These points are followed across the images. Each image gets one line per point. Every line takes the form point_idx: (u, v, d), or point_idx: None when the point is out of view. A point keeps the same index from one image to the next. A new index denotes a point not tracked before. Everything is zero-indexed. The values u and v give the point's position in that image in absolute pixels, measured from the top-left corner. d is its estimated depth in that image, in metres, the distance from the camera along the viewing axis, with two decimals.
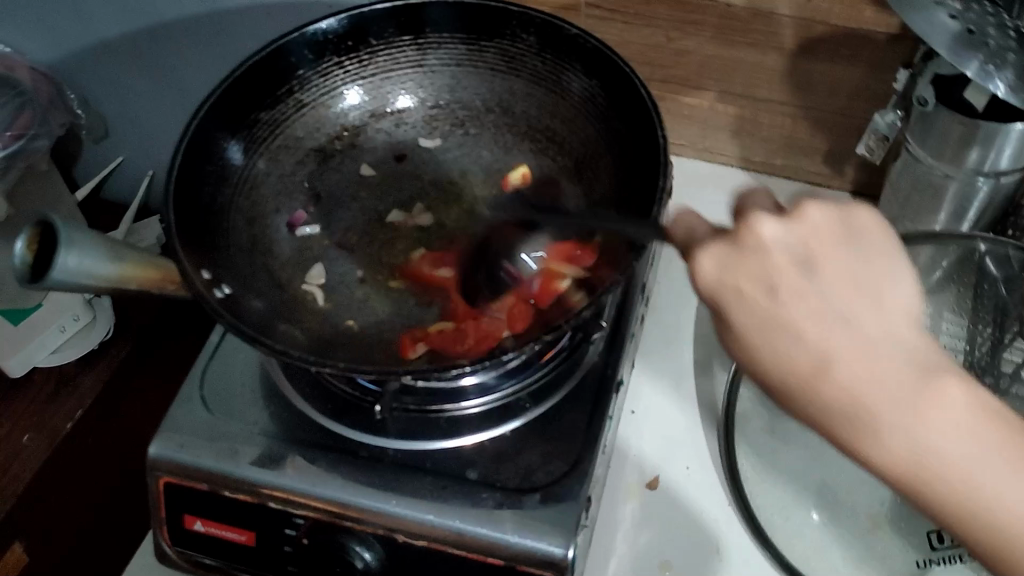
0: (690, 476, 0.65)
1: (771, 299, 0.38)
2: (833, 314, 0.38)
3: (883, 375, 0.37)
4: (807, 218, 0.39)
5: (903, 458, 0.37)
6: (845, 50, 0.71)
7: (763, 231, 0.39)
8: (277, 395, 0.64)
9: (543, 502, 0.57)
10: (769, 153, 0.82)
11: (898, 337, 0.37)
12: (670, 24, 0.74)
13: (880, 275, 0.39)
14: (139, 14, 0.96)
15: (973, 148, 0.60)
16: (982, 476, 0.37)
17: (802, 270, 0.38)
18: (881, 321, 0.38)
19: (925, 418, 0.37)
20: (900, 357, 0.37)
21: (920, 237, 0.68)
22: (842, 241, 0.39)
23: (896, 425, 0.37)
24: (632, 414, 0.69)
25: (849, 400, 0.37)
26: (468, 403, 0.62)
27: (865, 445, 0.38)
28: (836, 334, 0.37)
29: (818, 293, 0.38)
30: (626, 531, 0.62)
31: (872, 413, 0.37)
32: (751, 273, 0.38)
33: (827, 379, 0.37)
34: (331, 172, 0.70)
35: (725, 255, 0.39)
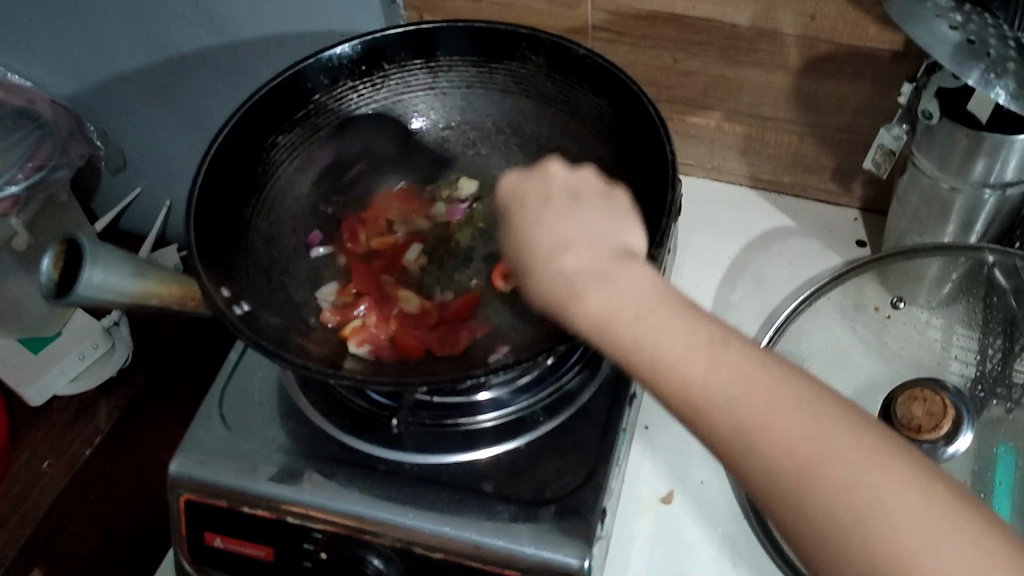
0: (704, 491, 0.65)
1: (540, 203, 0.49)
2: (577, 224, 0.47)
3: (587, 262, 0.45)
4: (586, 173, 0.52)
5: (613, 331, 0.42)
6: (850, 67, 0.72)
7: (551, 169, 0.52)
8: (294, 413, 0.65)
9: (557, 514, 0.57)
10: (777, 171, 0.83)
11: (609, 244, 0.46)
12: (677, 45, 0.76)
13: (626, 210, 0.49)
14: (156, 45, 0.98)
15: (978, 159, 0.61)
16: (729, 391, 0.39)
17: (569, 194, 0.50)
18: (608, 227, 0.47)
19: (694, 352, 0.40)
20: (609, 254, 0.45)
21: (927, 249, 0.69)
22: (606, 196, 0.50)
23: (599, 294, 0.43)
24: (646, 429, 0.70)
25: (571, 278, 0.44)
26: (482, 417, 0.63)
27: (579, 317, 0.44)
28: (567, 227, 0.47)
29: (573, 209, 0.48)
30: (641, 546, 0.63)
31: (584, 288, 0.44)
32: (534, 189, 0.51)
33: (565, 262, 0.45)
34: (347, 193, 0.72)
35: (521, 179, 0.52)
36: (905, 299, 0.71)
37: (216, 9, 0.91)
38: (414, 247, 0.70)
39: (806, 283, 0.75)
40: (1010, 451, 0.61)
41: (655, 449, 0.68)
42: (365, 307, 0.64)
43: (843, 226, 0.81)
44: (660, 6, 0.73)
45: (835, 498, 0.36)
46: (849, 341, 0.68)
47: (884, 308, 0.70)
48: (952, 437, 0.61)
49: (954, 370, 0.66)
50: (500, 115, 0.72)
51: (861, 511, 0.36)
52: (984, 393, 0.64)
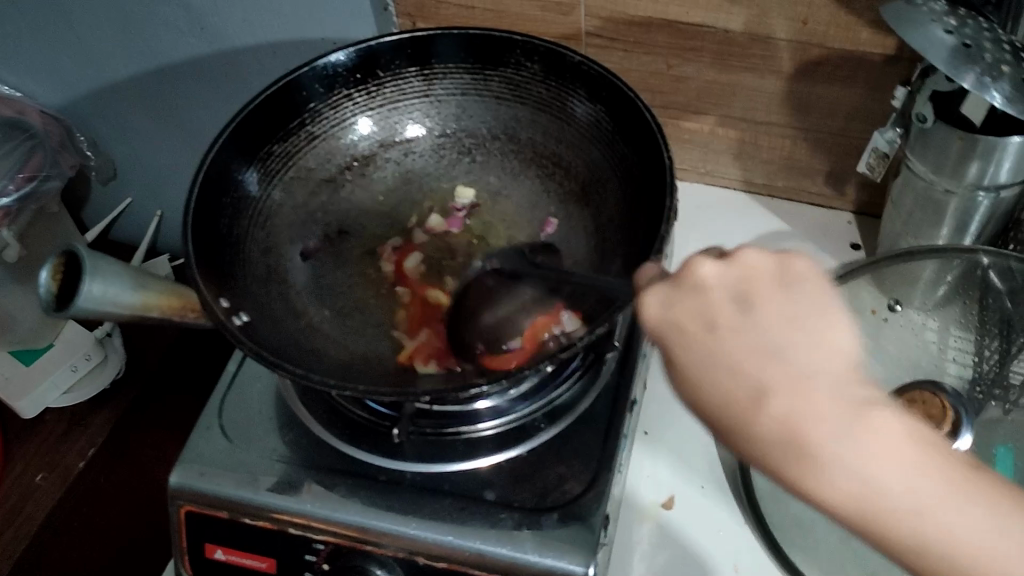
0: (704, 495, 0.66)
1: (705, 328, 0.42)
2: (765, 344, 0.41)
3: (820, 409, 0.38)
4: (742, 261, 0.44)
5: (855, 497, 0.37)
6: (843, 72, 0.72)
7: (700, 272, 0.44)
8: (294, 423, 0.65)
9: (561, 520, 0.57)
10: (771, 175, 0.83)
11: (830, 374, 0.40)
12: (669, 51, 0.76)
13: (815, 302, 0.42)
14: (146, 55, 0.98)
15: (972, 162, 0.61)
16: (966, 527, 0.36)
17: (738, 304, 0.42)
18: (809, 346, 0.40)
19: (917, 495, 0.37)
20: (833, 388, 0.39)
21: (922, 252, 0.70)
22: (780, 286, 0.43)
23: (833, 455, 0.38)
24: (645, 435, 0.70)
25: (791, 441, 0.38)
26: (483, 424, 0.63)
27: (809, 482, 0.39)
28: (756, 362, 0.40)
29: (757, 332, 0.41)
30: (644, 552, 0.63)
31: (820, 452, 0.38)
32: (690, 309, 0.43)
33: (773, 408, 0.39)
34: (343, 202, 0.71)
35: (666, 292, 0.44)
36: (901, 302, 0.71)
37: (207, 18, 0.90)
38: (414, 256, 0.70)
39: None
40: (1008, 452, 0.61)
41: (655, 455, 0.68)
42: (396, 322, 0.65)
43: (837, 230, 0.81)
44: (653, 12, 0.74)
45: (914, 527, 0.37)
46: None
47: (881, 311, 0.71)
48: (954, 436, 0.60)
49: (951, 373, 0.66)
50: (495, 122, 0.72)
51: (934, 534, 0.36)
52: (982, 394, 0.65)
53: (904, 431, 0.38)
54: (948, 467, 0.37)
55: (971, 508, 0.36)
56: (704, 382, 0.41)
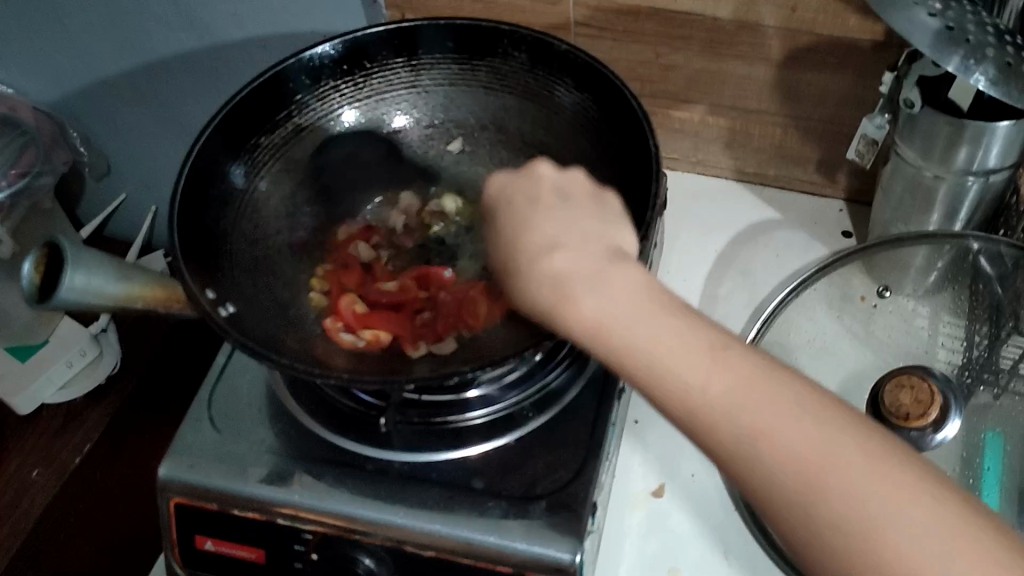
0: (695, 483, 0.65)
1: (528, 202, 0.51)
2: (563, 222, 0.48)
3: (576, 254, 0.46)
4: (573, 173, 0.54)
5: (602, 328, 0.43)
6: (832, 59, 0.72)
7: (541, 170, 0.54)
8: (282, 414, 0.65)
9: (549, 509, 0.57)
10: (762, 164, 0.83)
11: (610, 251, 0.46)
12: (658, 40, 0.76)
13: (615, 212, 0.51)
14: (137, 50, 0.98)
15: (960, 147, 0.61)
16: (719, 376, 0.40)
17: (557, 196, 0.51)
18: (596, 230, 0.48)
19: (681, 349, 0.41)
20: (597, 251, 0.46)
21: (913, 238, 0.69)
22: (591, 197, 0.51)
23: (586, 291, 0.44)
24: (636, 424, 0.69)
25: (553, 278, 0.45)
26: (472, 414, 0.63)
27: (567, 314, 0.44)
28: (552, 227, 0.48)
29: (563, 215, 0.49)
30: (634, 540, 0.63)
31: (575, 287, 0.44)
32: (521, 192, 0.53)
33: (554, 263, 0.46)
34: (331, 194, 0.72)
35: (510, 181, 0.54)
36: (891, 288, 0.71)
37: (197, 12, 0.90)
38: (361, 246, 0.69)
39: (792, 275, 0.76)
40: (997, 438, 0.61)
41: (644, 442, 0.68)
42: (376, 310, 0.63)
43: (829, 217, 0.81)
44: (642, 1, 0.73)
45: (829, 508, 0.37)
46: (837, 332, 0.69)
47: (870, 297, 0.71)
48: (942, 424, 0.61)
49: (942, 358, 0.66)
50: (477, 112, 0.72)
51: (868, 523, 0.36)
52: (972, 379, 0.64)
53: (655, 286, 0.44)
54: (724, 342, 0.41)
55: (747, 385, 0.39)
56: (510, 240, 0.50)
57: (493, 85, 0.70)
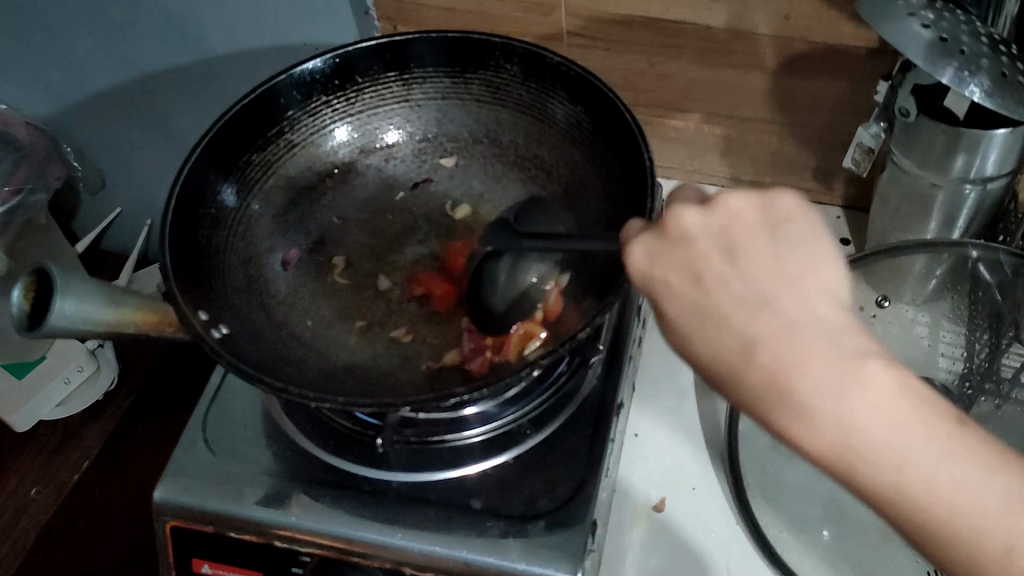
0: (696, 497, 0.65)
1: (694, 280, 0.42)
2: (761, 299, 0.41)
3: (814, 366, 0.38)
4: (726, 206, 0.44)
5: (854, 452, 0.38)
6: (827, 66, 0.71)
7: (685, 223, 0.44)
8: (280, 434, 0.64)
9: (548, 528, 0.56)
10: (759, 172, 0.82)
11: (818, 325, 0.40)
12: (652, 48, 0.75)
13: (801, 246, 0.43)
14: (129, 63, 0.97)
15: (958, 155, 0.60)
16: (1003, 524, 0.36)
17: (724, 254, 0.42)
18: (792, 295, 0.41)
19: (947, 482, 0.37)
20: (817, 336, 0.39)
21: (914, 247, 0.69)
22: (770, 236, 0.43)
23: (829, 410, 0.38)
24: (636, 437, 0.69)
25: (784, 390, 0.39)
26: (470, 432, 0.62)
27: (798, 424, 0.39)
28: (739, 300, 0.41)
29: (742, 280, 0.42)
30: (635, 555, 0.62)
31: (807, 396, 0.38)
32: (674, 261, 0.43)
33: (759, 353, 0.40)
34: (324, 210, 0.70)
35: (654, 247, 0.44)
36: (890, 298, 0.70)
37: (188, 26, 0.90)
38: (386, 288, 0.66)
39: None
40: None
41: (647, 456, 0.68)
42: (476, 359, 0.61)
43: (827, 225, 0.81)
44: (634, 10, 0.73)
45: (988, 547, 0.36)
46: None
47: (869, 308, 0.70)
48: None
49: (941, 368, 0.65)
50: (474, 126, 0.71)
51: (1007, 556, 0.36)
52: (972, 389, 0.64)
53: (904, 390, 0.38)
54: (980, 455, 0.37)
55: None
56: (703, 344, 0.41)
57: (486, 99, 0.69)
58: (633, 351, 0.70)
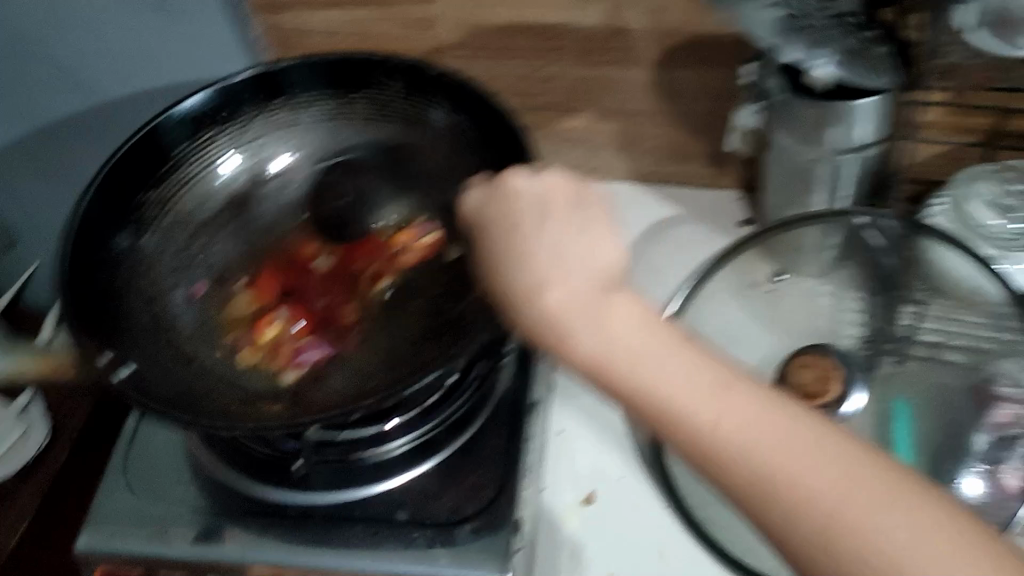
0: (624, 486, 0.66)
1: (510, 232, 0.47)
2: (554, 247, 0.45)
3: (577, 296, 0.43)
4: (549, 177, 0.48)
5: (605, 370, 0.42)
6: (702, 55, 0.74)
7: (513, 183, 0.48)
8: (202, 471, 0.64)
9: (475, 532, 0.57)
10: (656, 163, 0.85)
11: (595, 271, 0.44)
12: (535, 53, 0.77)
13: (599, 216, 0.47)
14: (23, 117, 0.96)
15: (831, 128, 0.63)
16: (747, 435, 0.39)
17: (539, 213, 0.47)
18: (587, 248, 0.45)
19: (683, 391, 0.40)
20: (592, 280, 0.44)
21: (801, 220, 0.69)
22: (573, 205, 0.47)
23: (586, 336, 0.42)
24: (560, 434, 0.70)
25: (553, 320, 0.43)
26: (392, 444, 0.62)
27: (567, 353, 0.43)
28: (541, 252, 0.45)
29: (548, 233, 0.46)
30: (570, 551, 0.63)
31: (576, 328, 0.43)
32: (498, 214, 0.48)
33: (550, 299, 0.44)
34: (225, 241, 0.70)
35: (484, 195, 0.50)
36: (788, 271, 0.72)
37: (78, 74, 0.89)
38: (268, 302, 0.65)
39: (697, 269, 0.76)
40: (907, 407, 0.62)
41: (572, 451, 0.69)
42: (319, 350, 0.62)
43: (726, 208, 0.83)
44: (513, 18, 0.75)
45: (733, 452, 0.39)
46: (741, 320, 0.69)
47: (767, 283, 0.71)
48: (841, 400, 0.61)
49: (846, 334, 0.67)
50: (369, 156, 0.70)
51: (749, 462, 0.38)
52: (874, 351, 0.66)
53: (652, 321, 0.43)
54: (726, 380, 0.40)
55: (748, 423, 0.39)
56: (496, 275, 0.46)
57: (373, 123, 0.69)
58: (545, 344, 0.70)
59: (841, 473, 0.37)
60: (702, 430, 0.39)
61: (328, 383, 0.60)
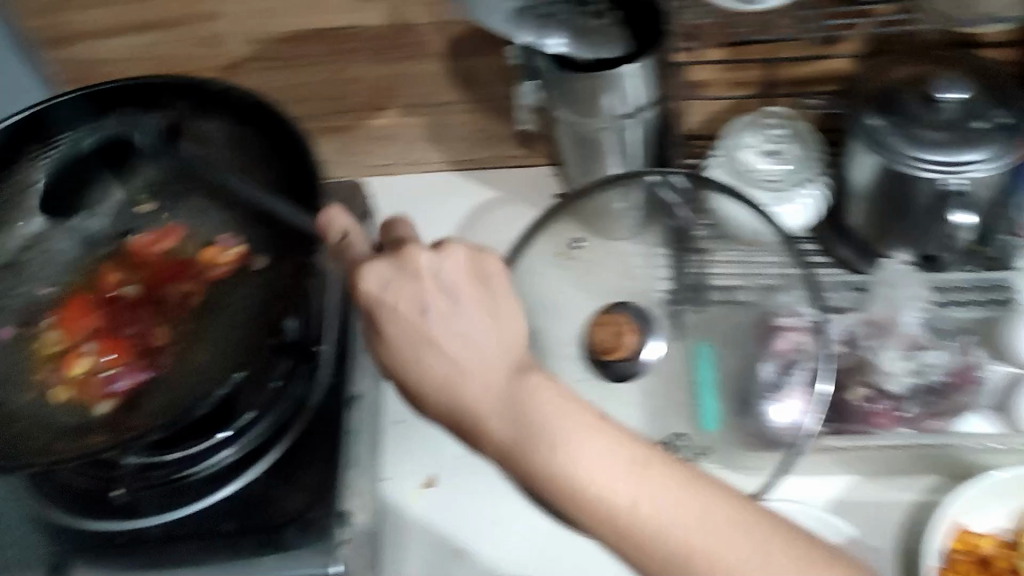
0: (464, 466, 0.71)
1: (415, 313, 0.44)
2: (467, 335, 0.44)
3: (493, 387, 0.43)
4: (451, 251, 0.46)
5: (530, 465, 0.42)
6: (487, 40, 0.77)
7: (414, 258, 0.46)
8: (29, 516, 0.62)
9: (302, 531, 0.59)
10: (469, 149, 0.87)
11: (504, 358, 0.44)
12: (328, 57, 0.79)
13: (501, 294, 0.46)
14: None
15: (604, 96, 0.66)
16: (680, 527, 0.40)
17: (444, 291, 0.45)
18: (494, 333, 0.45)
19: (611, 485, 0.41)
20: (505, 366, 0.44)
21: (599, 186, 0.68)
22: (475, 280, 0.46)
23: (514, 436, 0.42)
24: (401, 424, 0.73)
25: (471, 414, 0.43)
26: (217, 454, 0.62)
27: (485, 442, 0.43)
28: (453, 340, 0.44)
29: (456, 314, 0.45)
30: (417, 534, 0.68)
31: (494, 423, 0.42)
32: (402, 293, 0.45)
33: (469, 393, 0.43)
34: (22, 286, 0.68)
35: (387, 273, 0.45)
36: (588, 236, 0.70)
37: None
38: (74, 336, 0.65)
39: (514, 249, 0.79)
40: (708, 351, 0.66)
41: (413, 440, 0.72)
42: (126, 373, 0.62)
43: (540, 183, 0.87)
44: (299, 25, 0.76)
45: (666, 543, 0.40)
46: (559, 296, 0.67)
47: (567, 251, 0.70)
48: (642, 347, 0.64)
49: (654, 292, 0.68)
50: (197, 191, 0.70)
51: (679, 555, 0.39)
52: (677, 304, 0.68)
53: (576, 409, 0.43)
54: (656, 467, 0.41)
55: (664, 494, 0.40)
56: (397, 361, 0.44)
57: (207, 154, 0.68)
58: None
59: (775, 560, 0.39)
60: (621, 510, 0.40)
61: (141, 409, 0.59)
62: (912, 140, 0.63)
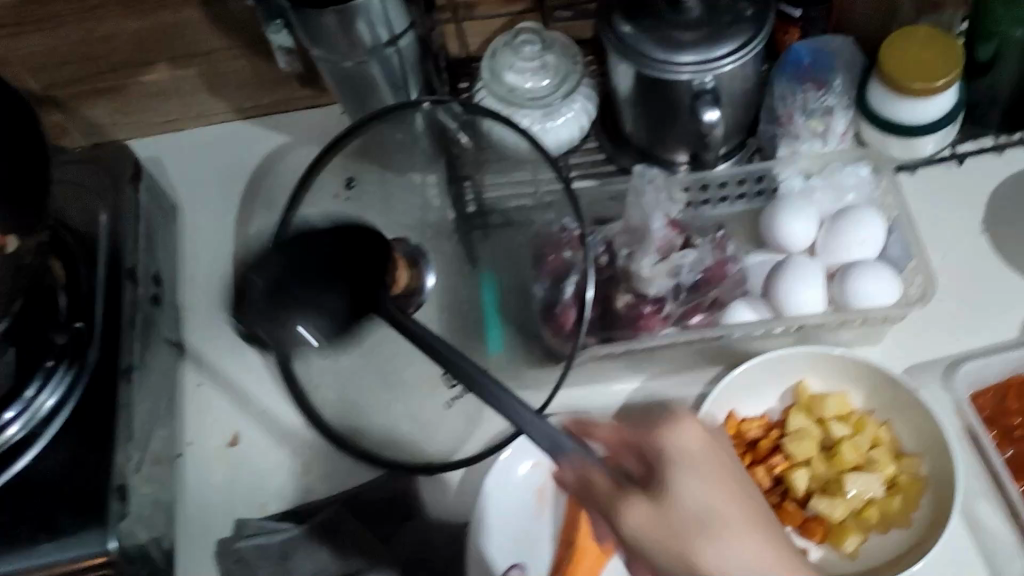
0: (265, 418, 0.70)
1: (691, 481, 0.44)
2: (717, 501, 0.44)
3: (730, 553, 0.43)
4: (695, 434, 0.46)
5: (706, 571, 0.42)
6: None
7: (687, 437, 0.45)
8: None
9: (77, 517, 0.56)
10: (254, 95, 0.84)
11: (747, 499, 0.45)
12: (76, 16, 0.75)
13: (719, 457, 0.46)
14: None
15: (354, 28, 0.64)
16: None
17: (690, 467, 0.44)
18: (747, 508, 0.45)
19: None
20: (737, 517, 0.44)
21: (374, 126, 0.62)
22: (734, 476, 0.46)
23: (729, 547, 0.43)
24: (201, 385, 0.72)
25: (694, 547, 0.43)
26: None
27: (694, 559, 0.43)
28: (716, 548, 0.43)
29: (734, 487, 0.45)
30: (222, 493, 0.67)
31: (725, 541, 0.43)
32: (691, 455, 0.45)
33: (705, 545, 0.43)
34: None
35: (695, 437, 0.46)
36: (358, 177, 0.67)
37: None
38: None
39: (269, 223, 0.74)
40: (490, 280, 0.65)
41: (211, 400, 0.71)
42: None
43: (331, 124, 0.85)
44: None
45: None
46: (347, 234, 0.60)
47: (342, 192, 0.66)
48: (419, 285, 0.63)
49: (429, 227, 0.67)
50: (298, 313, 0.51)
51: None
52: (462, 231, 0.68)
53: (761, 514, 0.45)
54: None
55: None
56: (633, 516, 0.43)
57: (276, 275, 0.51)
58: (151, 293, 0.69)
59: None
60: None
61: None
62: (666, 44, 0.62)
